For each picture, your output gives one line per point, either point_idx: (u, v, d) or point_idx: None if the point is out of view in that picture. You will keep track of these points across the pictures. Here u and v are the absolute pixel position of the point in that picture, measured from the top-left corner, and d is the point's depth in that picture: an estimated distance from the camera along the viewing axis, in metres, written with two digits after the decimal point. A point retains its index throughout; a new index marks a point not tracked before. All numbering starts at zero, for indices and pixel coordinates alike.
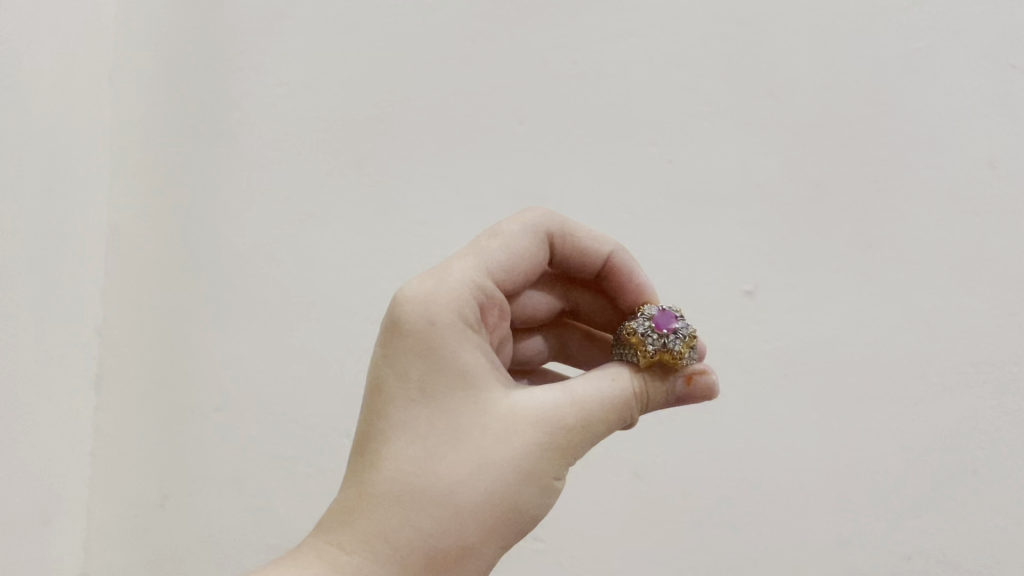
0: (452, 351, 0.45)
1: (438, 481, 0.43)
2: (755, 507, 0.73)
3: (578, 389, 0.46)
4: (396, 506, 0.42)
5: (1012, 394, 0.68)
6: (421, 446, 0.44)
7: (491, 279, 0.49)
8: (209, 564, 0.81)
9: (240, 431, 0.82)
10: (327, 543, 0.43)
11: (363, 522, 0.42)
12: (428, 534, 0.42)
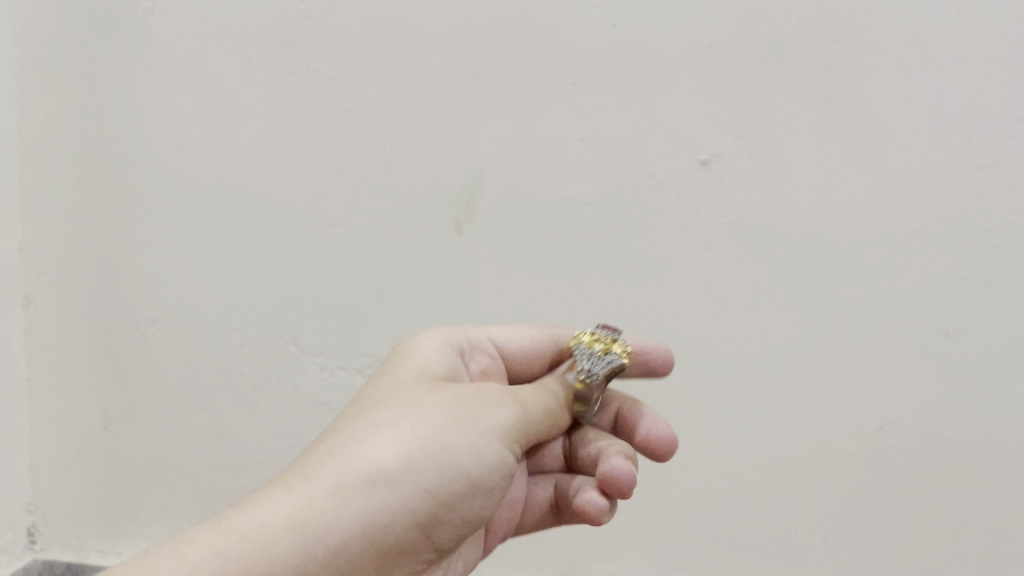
0: (422, 351, 0.52)
1: (379, 440, 0.43)
2: (720, 386, 0.71)
3: (525, 388, 0.50)
4: (332, 462, 0.42)
5: (983, 253, 0.65)
6: (365, 420, 0.45)
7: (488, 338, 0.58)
8: (165, 480, 0.79)
9: (178, 347, 0.77)
10: (282, 482, 0.42)
11: (322, 459, 0.43)
12: (365, 484, 0.42)
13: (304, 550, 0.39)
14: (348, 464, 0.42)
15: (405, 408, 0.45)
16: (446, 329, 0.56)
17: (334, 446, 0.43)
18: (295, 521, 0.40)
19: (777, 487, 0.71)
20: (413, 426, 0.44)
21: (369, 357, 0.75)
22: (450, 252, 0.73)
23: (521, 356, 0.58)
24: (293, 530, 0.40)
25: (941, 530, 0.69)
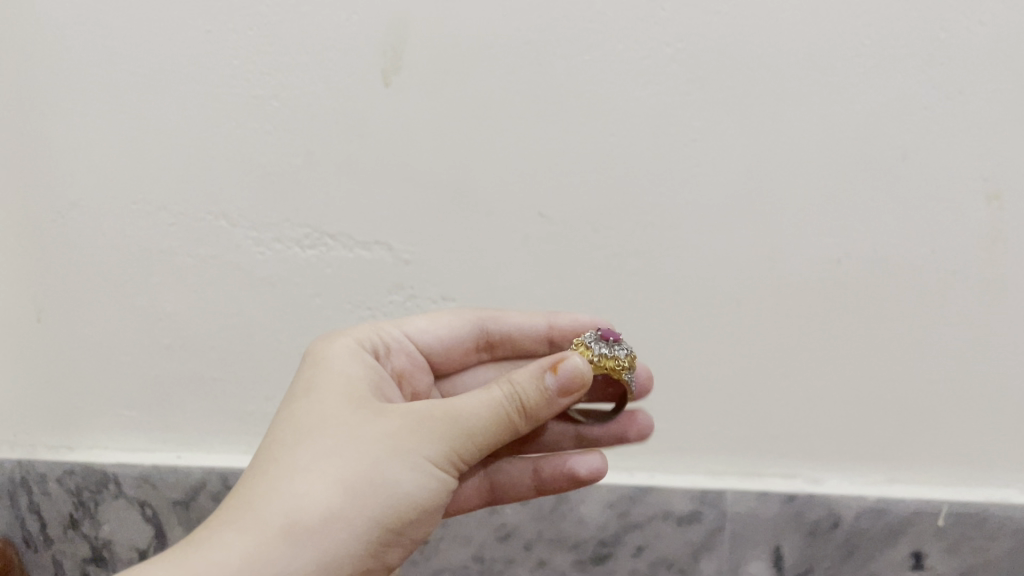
0: (339, 365, 0.54)
1: (347, 461, 0.44)
2: (672, 233, 0.68)
3: (512, 380, 0.50)
4: (298, 488, 0.42)
5: (941, 65, 0.61)
6: (323, 441, 0.45)
7: (403, 331, 0.62)
8: (109, 367, 0.77)
9: (102, 230, 0.73)
10: (265, 517, 0.41)
11: (299, 481, 0.43)
12: (323, 520, 0.41)
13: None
14: (319, 490, 0.42)
15: (361, 426, 0.46)
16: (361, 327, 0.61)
17: (296, 470, 0.43)
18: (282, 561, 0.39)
19: (733, 330, 0.69)
20: (377, 445, 0.45)
21: (306, 227, 0.71)
22: (380, 107, 0.67)
23: (438, 348, 0.64)
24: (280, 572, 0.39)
25: (898, 359, 0.68)
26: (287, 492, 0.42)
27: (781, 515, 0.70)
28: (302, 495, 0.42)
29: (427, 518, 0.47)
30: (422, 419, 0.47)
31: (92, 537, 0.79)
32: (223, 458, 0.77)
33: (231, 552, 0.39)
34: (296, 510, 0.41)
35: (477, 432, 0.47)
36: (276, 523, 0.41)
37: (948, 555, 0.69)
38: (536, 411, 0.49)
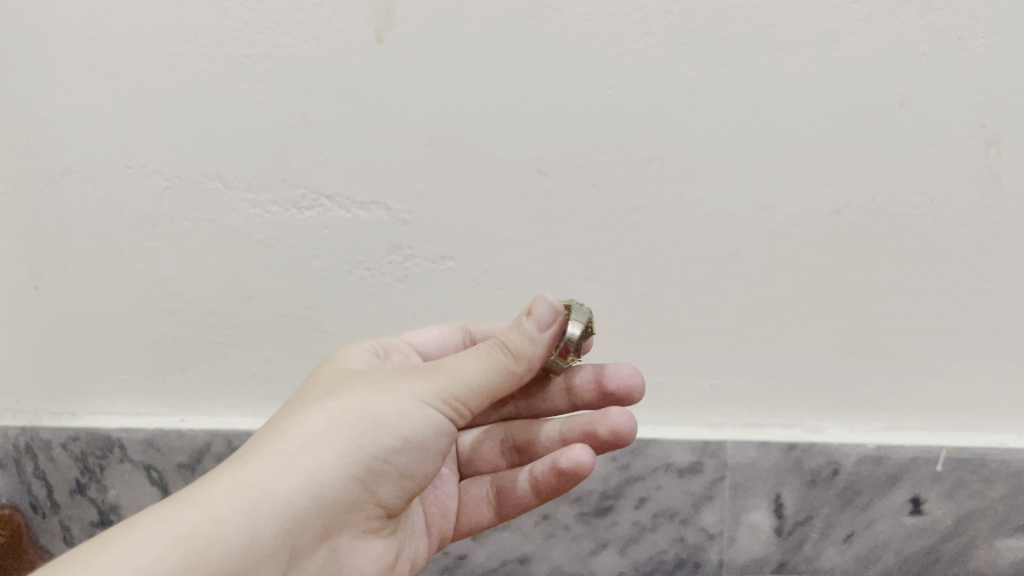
0: (349, 351, 0.57)
1: (333, 408, 0.47)
2: (670, 186, 0.67)
3: (499, 330, 0.51)
4: (287, 431, 0.46)
5: (939, 10, 0.61)
6: (316, 400, 0.49)
7: (407, 340, 0.62)
8: (109, 332, 0.77)
9: (97, 195, 0.72)
10: (254, 455, 0.45)
11: (291, 426, 0.46)
12: (307, 448, 0.45)
13: (272, 513, 0.42)
14: (304, 430, 0.46)
15: (354, 386, 0.49)
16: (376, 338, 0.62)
17: (287, 421, 0.47)
18: (263, 485, 0.43)
19: (731, 282, 0.69)
20: (366, 393, 0.48)
21: (302, 188, 0.70)
22: (372, 63, 0.66)
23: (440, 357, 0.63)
24: (264, 494, 0.42)
25: (896, 308, 0.69)
26: (276, 436, 0.46)
27: (780, 465, 0.71)
28: (287, 435, 0.45)
29: (418, 460, 0.49)
30: (416, 370, 0.50)
31: (99, 501, 0.79)
32: (226, 421, 0.78)
33: (219, 484, 0.43)
34: (281, 445, 0.45)
35: (469, 373, 0.48)
36: (261, 458, 0.44)
37: (946, 499, 0.70)
38: (515, 357, 0.49)
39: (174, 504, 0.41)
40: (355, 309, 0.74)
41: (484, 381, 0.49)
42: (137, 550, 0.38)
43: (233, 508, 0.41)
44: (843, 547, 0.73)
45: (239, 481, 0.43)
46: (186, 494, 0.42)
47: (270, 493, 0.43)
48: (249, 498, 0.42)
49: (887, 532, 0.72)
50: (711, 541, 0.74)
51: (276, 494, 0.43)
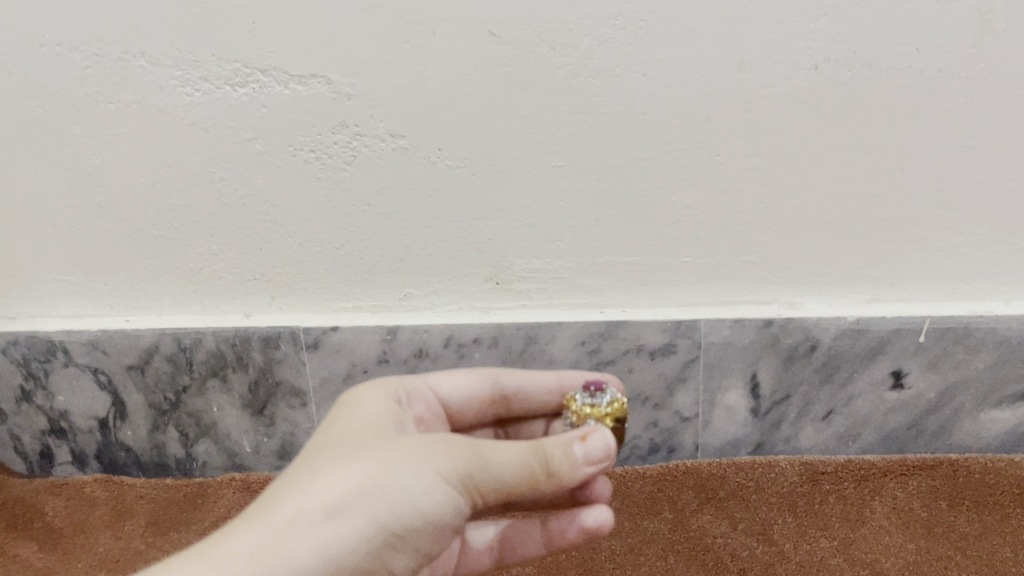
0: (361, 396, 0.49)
1: (346, 477, 0.39)
2: (635, 48, 0.60)
3: (544, 442, 0.44)
4: (286, 504, 0.38)
5: None
6: (328, 459, 0.40)
7: (429, 382, 0.54)
8: (43, 228, 0.71)
9: (12, 78, 0.65)
10: (275, 509, 0.37)
11: (311, 479, 0.39)
12: (330, 509, 0.37)
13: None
14: (309, 501, 0.38)
15: (375, 448, 0.41)
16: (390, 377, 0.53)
17: (290, 488, 0.39)
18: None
19: (706, 151, 0.64)
20: (388, 458, 0.40)
21: (234, 63, 0.63)
22: None
23: (461, 401, 0.56)
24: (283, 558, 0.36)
25: (880, 174, 0.64)
26: (273, 509, 0.37)
27: (756, 341, 0.67)
28: (288, 510, 0.37)
29: (431, 536, 0.41)
30: (449, 440, 0.42)
31: (47, 408, 0.76)
32: (174, 320, 0.74)
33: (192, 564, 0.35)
34: (276, 527, 0.36)
35: (496, 465, 0.41)
36: (280, 516, 0.37)
37: (929, 371, 0.67)
38: (553, 464, 0.43)
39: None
40: (299, 196, 0.68)
41: (511, 471, 0.41)
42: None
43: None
44: (822, 426, 0.70)
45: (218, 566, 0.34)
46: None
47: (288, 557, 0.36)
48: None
49: (868, 408, 0.69)
50: (686, 424, 0.72)
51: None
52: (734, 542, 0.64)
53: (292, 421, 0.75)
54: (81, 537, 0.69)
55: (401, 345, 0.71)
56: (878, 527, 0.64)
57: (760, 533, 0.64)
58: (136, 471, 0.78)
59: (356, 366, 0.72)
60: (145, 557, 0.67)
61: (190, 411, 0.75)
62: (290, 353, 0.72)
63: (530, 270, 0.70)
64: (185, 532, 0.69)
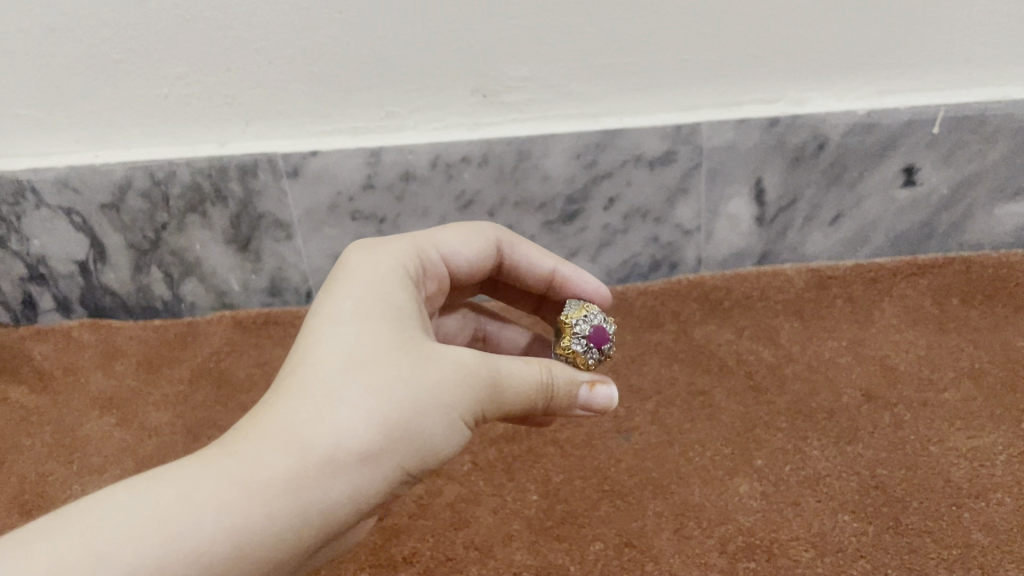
0: (364, 266, 0.39)
1: (379, 413, 0.33)
2: None
3: (552, 369, 0.40)
4: (315, 437, 0.32)
5: None
6: (351, 375, 0.33)
7: (438, 249, 0.46)
8: None
9: None
10: (305, 442, 0.32)
11: (345, 409, 0.32)
12: (364, 458, 0.32)
13: (317, 524, 0.32)
14: (342, 438, 0.32)
15: (403, 367, 0.34)
16: (403, 241, 0.43)
17: (313, 410, 0.32)
18: (276, 531, 0.31)
19: None
20: (421, 394, 0.34)
21: None
22: None
23: (466, 270, 0.47)
24: (314, 503, 0.31)
25: None
26: (298, 438, 0.32)
27: (761, 143, 0.64)
28: (317, 447, 0.31)
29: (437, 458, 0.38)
30: (480, 378, 0.36)
31: (24, 254, 0.72)
32: (144, 152, 0.69)
33: (213, 512, 0.30)
34: (305, 468, 0.31)
35: (510, 393, 0.37)
36: (313, 453, 0.31)
37: (942, 165, 0.64)
38: (549, 395, 0.39)
39: (143, 531, 0.29)
40: (260, 7, 0.60)
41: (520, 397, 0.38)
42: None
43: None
44: (829, 230, 0.68)
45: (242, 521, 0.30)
46: (169, 512, 0.29)
47: (320, 500, 0.31)
48: (254, 551, 0.30)
49: (878, 209, 0.66)
50: (688, 238, 0.69)
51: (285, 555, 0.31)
52: (740, 347, 0.62)
53: (279, 256, 0.72)
54: (71, 378, 0.68)
55: (383, 169, 0.66)
56: (887, 325, 0.62)
57: (767, 339, 0.62)
58: (123, 314, 0.76)
59: (340, 194, 0.68)
60: (140, 394, 0.65)
61: (172, 249, 0.72)
62: (270, 183, 0.68)
63: (517, 79, 0.64)
64: (177, 368, 0.68)
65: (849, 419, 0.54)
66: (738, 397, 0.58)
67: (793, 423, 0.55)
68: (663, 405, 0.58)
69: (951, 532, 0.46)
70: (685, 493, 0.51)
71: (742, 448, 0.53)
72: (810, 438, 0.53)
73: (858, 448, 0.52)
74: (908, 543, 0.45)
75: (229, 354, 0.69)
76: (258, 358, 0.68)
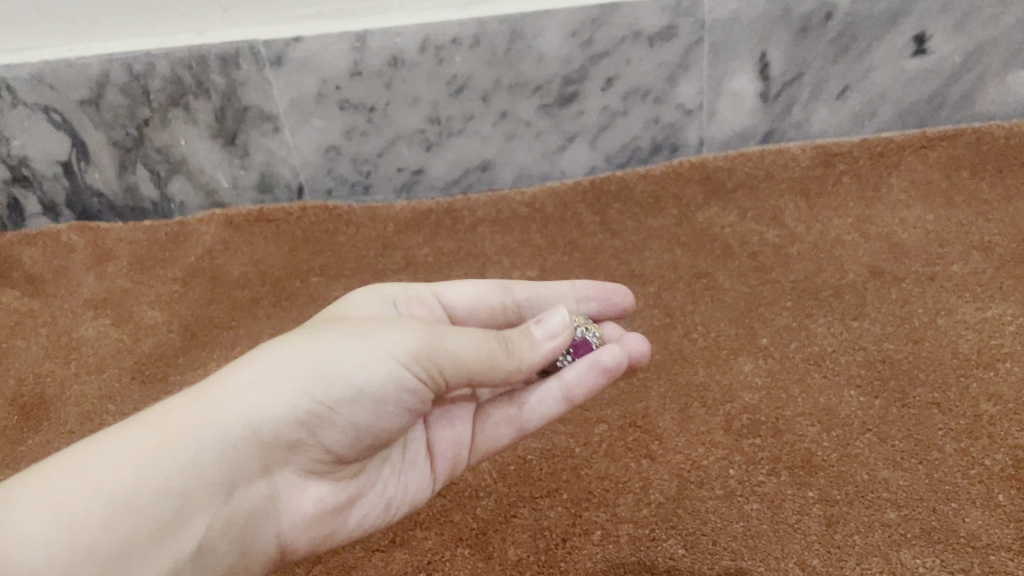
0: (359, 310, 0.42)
1: (287, 378, 0.34)
2: None
3: (511, 341, 0.38)
4: (215, 401, 0.34)
5: None
6: (270, 354, 0.35)
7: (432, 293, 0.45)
8: None
9: None
10: (208, 403, 0.34)
11: (249, 376, 0.34)
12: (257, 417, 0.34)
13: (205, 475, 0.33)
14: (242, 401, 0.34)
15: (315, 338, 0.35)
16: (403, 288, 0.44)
17: (233, 377, 0.34)
18: (177, 490, 0.32)
19: None
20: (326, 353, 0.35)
21: None
22: None
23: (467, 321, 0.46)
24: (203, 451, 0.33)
25: None
26: (203, 399, 0.34)
27: (767, 14, 0.61)
28: (216, 405, 0.33)
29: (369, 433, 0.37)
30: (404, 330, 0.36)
31: (5, 156, 0.70)
32: (122, 45, 0.66)
33: (126, 456, 0.31)
34: (202, 420, 0.33)
35: (461, 350, 0.36)
36: (210, 408, 0.33)
37: (955, 31, 0.61)
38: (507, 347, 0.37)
39: (48, 476, 0.31)
40: None
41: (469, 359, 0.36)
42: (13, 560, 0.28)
43: (137, 524, 0.31)
44: (836, 106, 0.65)
45: (149, 470, 0.31)
46: (78, 454, 0.32)
47: (210, 455, 0.33)
48: (139, 493, 0.31)
49: (887, 81, 0.64)
50: (689, 118, 0.67)
51: (194, 511, 0.32)
52: (744, 229, 0.60)
53: (267, 149, 0.70)
54: (64, 281, 0.66)
55: (370, 56, 0.64)
56: (894, 201, 0.60)
57: (771, 219, 0.61)
58: (111, 215, 0.75)
59: (326, 83, 0.65)
60: (134, 295, 0.64)
61: (157, 146, 0.70)
62: (253, 73, 0.65)
63: None
64: (170, 268, 0.66)
65: (855, 295, 0.53)
66: (741, 277, 0.56)
67: (799, 301, 0.54)
68: (666, 288, 0.57)
69: (958, 403, 0.45)
70: (687, 374, 0.50)
71: (746, 327, 0.53)
72: (815, 316, 0.52)
73: (864, 323, 0.51)
74: (914, 415, 0.45)
75: (223, 253, 0.67)
76: (252, 255, 0.67)
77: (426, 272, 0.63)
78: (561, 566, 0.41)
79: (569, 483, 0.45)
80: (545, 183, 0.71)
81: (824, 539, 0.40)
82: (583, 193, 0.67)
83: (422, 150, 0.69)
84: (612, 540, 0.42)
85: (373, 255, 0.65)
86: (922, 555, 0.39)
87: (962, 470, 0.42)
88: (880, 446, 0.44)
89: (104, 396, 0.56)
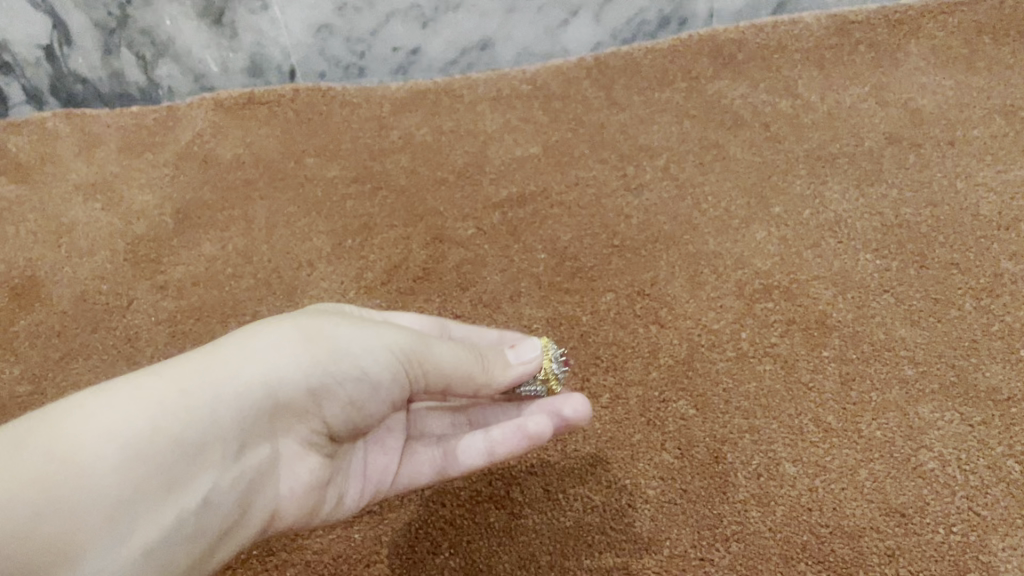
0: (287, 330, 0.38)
1: (302, 344, 0.33)
2: None
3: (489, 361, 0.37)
4: (231, 358, 0.32)
5: None
6: (286, 323, 0.33)
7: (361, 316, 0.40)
8: None
9: None
10: (226, 359, 0.32)
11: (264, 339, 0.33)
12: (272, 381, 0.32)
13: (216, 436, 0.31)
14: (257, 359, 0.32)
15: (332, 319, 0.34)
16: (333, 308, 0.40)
17: (248, 338, 0.33)
18: (186, 448, 0.30)
19: None
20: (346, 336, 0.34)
21: None
22: None
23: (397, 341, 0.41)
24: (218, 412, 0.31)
25: None
26: (219, 354, 0.32)
27: None
28: (231, 360, 0.32)
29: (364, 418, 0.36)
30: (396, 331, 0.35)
31: None
32: None
33: (139, 406, 0.29)
34: (218, 376, 0.31)
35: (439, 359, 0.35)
36: (228, 365, 0.31)
37: None
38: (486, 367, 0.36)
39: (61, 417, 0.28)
40: None
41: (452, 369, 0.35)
42: (18, 497, 0.26)
43: (144, 476, 0.29)
44: None
45: (160, 418, 0.29)
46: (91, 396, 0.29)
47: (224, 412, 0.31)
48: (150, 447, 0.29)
49: None
50: None
51: (199, 465, 0.30)
52: (755, 100, 0.58)
53: (256, 29, 0.67)
54: (51, 167, 0.64)
55: None
56: (912, 69, 0.58)
57: (784, 90, 0.58)
58: (97, 102, 0.72)
59: None
60: (124, 179, 0.62)
61: (141, 27, 0.66)
62: None
63: None
64: (160, 152, 0.64)
65: (872, 162, 0.51)
66: (753, 148, 0.54)
67: (812, 169, 0.52)
68: (674, 161, 0.55)
69: (979, 263, 0.44)
70: (698, 243, 0.49)
71: (758, 196, 0.51)
72: (830, 183, 0.50)
73: (881, 189, 0.49)
74: (933, 276, 0.44)
75: (214, 136, 0.65)
76: (244, 138, 0.64)
77: (424, 151, 0.61)
78: (570, 427, 0.40)
79: (576, 350, 0.44)
80: (548, 61, 0.69)
81: (839, 397, 0.39)
82: (587, 70, 0.65)
83: (419, 27, 0.66)
84: (622, 402, 0.41)
85: (369, 135, 0.63)
86: (941, 409, 0.38)
87: (982, 327, 0.41)
88: (897, 306, 0.42)
89: (97, 277, 0.54)
